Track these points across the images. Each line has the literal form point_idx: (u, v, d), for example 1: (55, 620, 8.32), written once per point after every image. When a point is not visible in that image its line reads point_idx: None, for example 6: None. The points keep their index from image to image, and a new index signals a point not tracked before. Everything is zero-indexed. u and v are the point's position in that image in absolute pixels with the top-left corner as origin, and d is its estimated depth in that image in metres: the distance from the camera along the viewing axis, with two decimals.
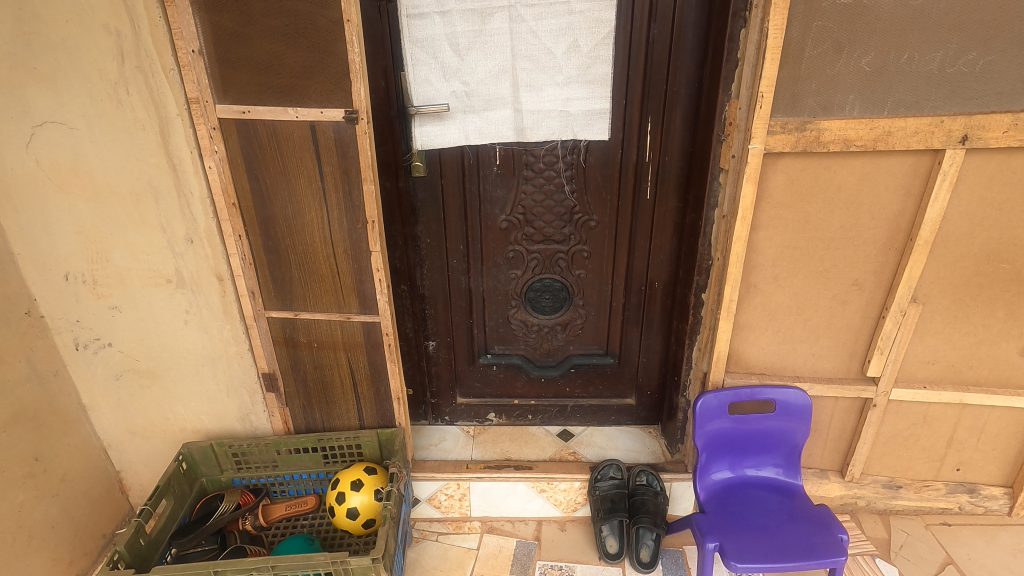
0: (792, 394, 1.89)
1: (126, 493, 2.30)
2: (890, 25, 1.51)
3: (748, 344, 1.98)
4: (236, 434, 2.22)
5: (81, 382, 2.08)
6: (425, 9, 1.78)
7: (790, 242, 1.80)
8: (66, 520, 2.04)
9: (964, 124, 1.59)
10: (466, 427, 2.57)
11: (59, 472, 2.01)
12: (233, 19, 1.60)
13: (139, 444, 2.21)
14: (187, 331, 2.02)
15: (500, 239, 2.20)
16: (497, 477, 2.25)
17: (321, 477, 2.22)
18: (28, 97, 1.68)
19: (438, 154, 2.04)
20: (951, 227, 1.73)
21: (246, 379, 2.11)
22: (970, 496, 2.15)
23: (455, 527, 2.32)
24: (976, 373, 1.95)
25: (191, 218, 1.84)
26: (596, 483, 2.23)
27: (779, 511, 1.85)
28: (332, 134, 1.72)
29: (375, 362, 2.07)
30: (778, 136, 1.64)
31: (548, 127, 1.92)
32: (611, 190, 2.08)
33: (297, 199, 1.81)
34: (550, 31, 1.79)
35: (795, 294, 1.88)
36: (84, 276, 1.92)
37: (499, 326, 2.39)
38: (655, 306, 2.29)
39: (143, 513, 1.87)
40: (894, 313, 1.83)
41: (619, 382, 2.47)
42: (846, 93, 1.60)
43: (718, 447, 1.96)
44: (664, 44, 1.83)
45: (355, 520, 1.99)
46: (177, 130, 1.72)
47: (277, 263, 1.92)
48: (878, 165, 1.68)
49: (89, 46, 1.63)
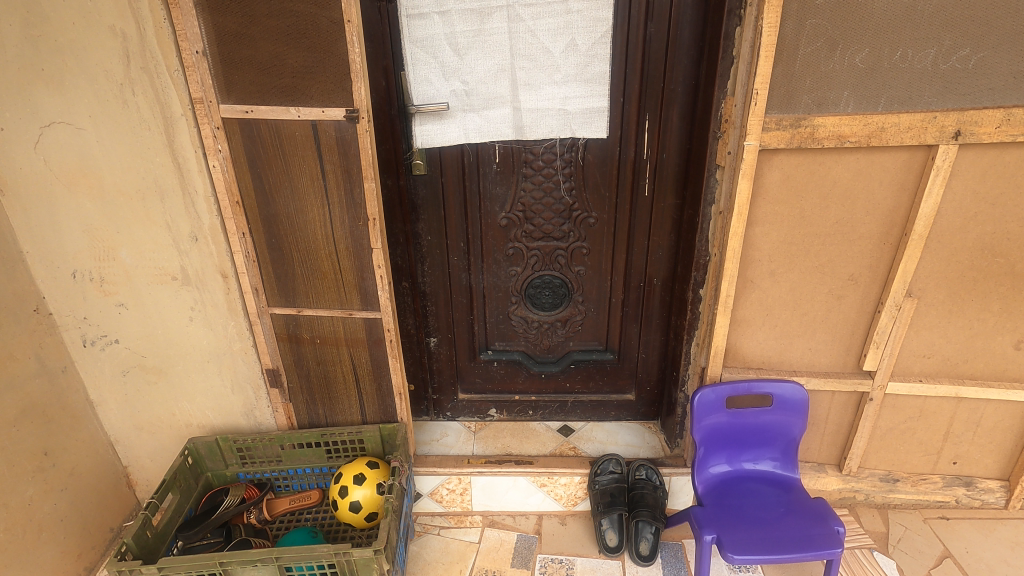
0: (789, 388, 1.92)
1: (133, 487, 2.35)
2: (883, 22, 1.53)
3: (746, 338, 2.00)
4: (240, 430, 2.25)
5: (88, 378, 2.12)
6: (425, 9, 1.82)
7: (786, 237, 1.82)
8: (74, 514, 2.08)
9: (957, 120, 1.60)
10: (468, 422, 2.60)
11: (68, 466, 2.05)
12: (237, 20, 1.63)
13: (145, 439, 2.25)
14: (193, 328, 2.05)
15: (500, 236, 2.23)
16: (497, 471, 2.29)
17: (324, 471, 2.25)
18: (36, 98, 1.71)
19: (438, 153, 2.07)
20: (946, 222, 1.75)
21: (250, 375, 2.14)
22: (967, 489, 2.16)
23: (456, 521, 2.35)
24: (972, 366, 1.96)
25: (196, 216, 1.87)
26: (596, 477, 2.26)
27: (777, 504, 1.88)
28: (333, 133, 1.75)
29: (376, 359, 2.10)
30: (773, 132, 1.66)
31: (547, 125, 1.96)
32: (610, 187, 2.11)
33: (299, 196, 1.84)
34: (548, 30, 1.82)
35: (792, 289, 1.89)
36: (92, 274, 1.95)
37: (499, 322, 2.42)
38: (655, 301, 2.31)
39: (150, 506, 1.90)
40: (890, 307, 1.85)
41: (619, 378, 2.50)
42: (840, 89, 1.61)
43: (716, 441, 1.98)
44: (661, 41, 1.85)
45: (358, 513, 2.02)
46: (181, 130, 1.75)
47: (280, 259, 1.95)
48: (872, 160, 1.70)
49: (96, 48, 1.66)
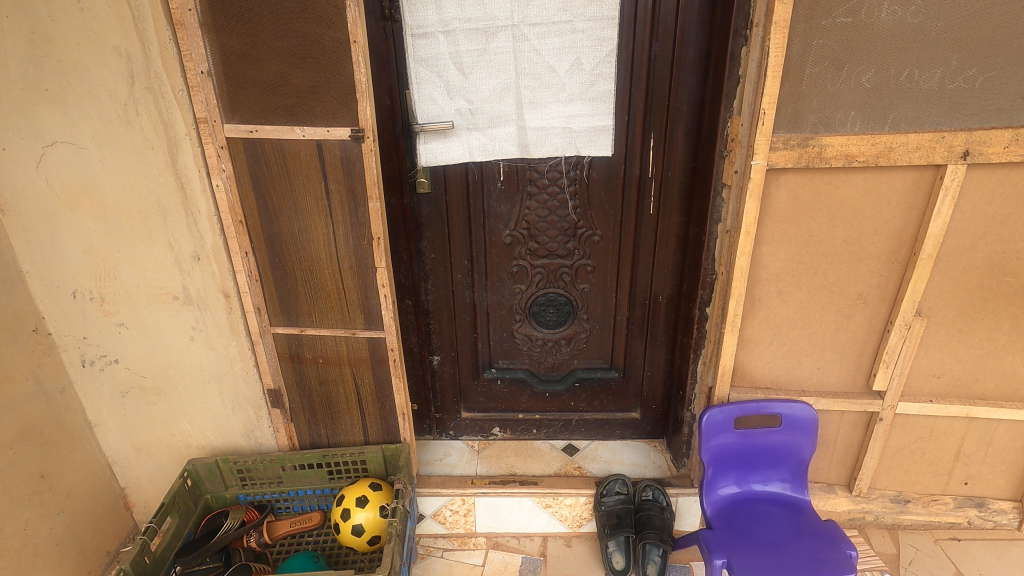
0: (798, 408, 1.89)
1: (130, 510, 2.30)
2: (890, 43, 1.53)
3: (753, 358, 1.98)
4: (241, 450, 2.22)
5: (87, 399, 2.08)
6: (429, 29, 1.81)
7: (793, 256, 1.81)
8: (71, 538, 2.03)
9: (965, 139, 1.60)
10: (471, 441, 2.56)
11: (64, 489, 2.01)
12: (242, 41, 1.63)
13: (143, 460, 2.21)
14: (194, 347, 2.02)
15: (504, 254, 2.21)
16: (502, 492, 2.25)
17: (326, 493, 2.21)
18: (39, 117, 1.70)
19: (443, 171, 2.06)
20: (956, 241, 1.74)
21: (251, 395, 2.11)
22: (979, 510, 2.13)
23: (459, 543, 2.31)
24: (982, 387, 1.94)
25: (198, 235, 1.86)
26: (602, 499, 2.23)
27: (787, 526, 1.85)
28: (338, 152, 1.74)
29: (380, 378, 2.07)
30: (781, 151, 1.65)
31: (552, 143, 1.95)
32: (615, 205, 2.10)
33: (303, 216, 1.82)
34: (553, 49, 1.82)
35: (799, 308, 1.88)
36: (93, 294, 1.93)
37: (503, 340, 2.39)
38: (660, 319, 2.29)
39: (148, 531, 1.86)
40: (899, 326, 1.83)
41: (624, 396, 2.47)
42: (847, 109, 1.61)
43: (724, 461, 1.95)
44: (665, 61, 1.86)
45: (360, 537, 1.98)
46: (185, 150, 1.74)
47: (283, 279, 1.93)
48: (880, 179, 1.69)
49: (101, 68, 1.65)
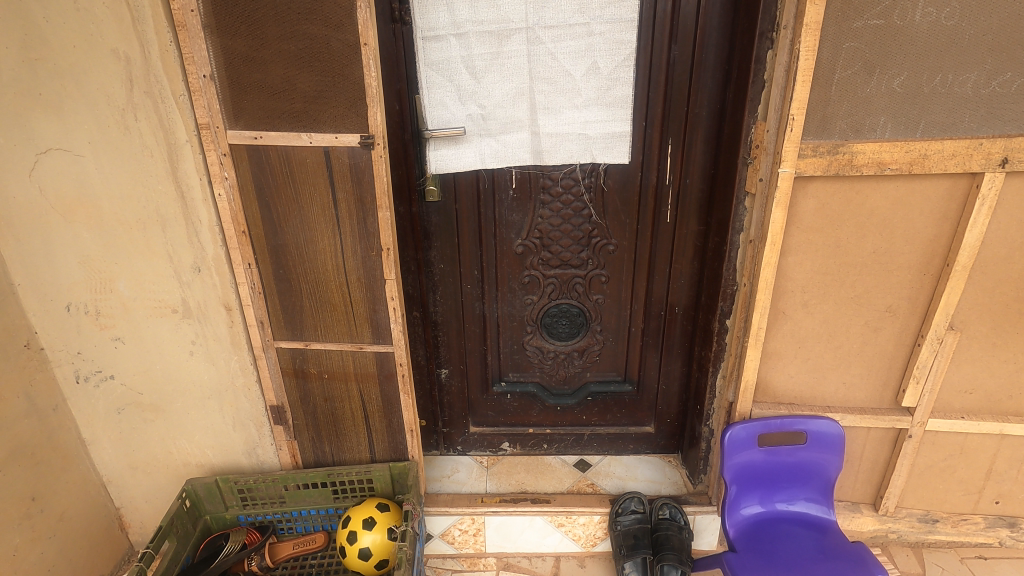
0: (824, 424, 1.81)
1: (126, 530, 2.21)
2: (925, 46, 1.47)
3: (777, 372, 1.90)
4: (242, 469, 2.13)
5: (80, 416, 1.99)
6: (441, 32, 1.74)
7: (820, 267, 1.74)
8: (63, 562, 1.94)
9: (1003, 146, 1.54)
10: (480, 457, 2.48)
11: (57, 511, 1.92)
12: (245, 43, 1.55)
13: (140, 479, 2.12)
14: (193, 362, 1.94)
15: (516, 264, 2.14)
16: (513, 511, 2.17)
17: (331, 513, 2.12)
18: (32, 123, 1.62)
19: (453, 178, 1.99)
20: (990, 252, 1.67)
21: (252, 412, 2.03)
22: (1010, 530, 2.05)
23: (469, 564, 2.22)
24: (1015, 402, 1.87)
25: (199, 246, 1.78)
26: (618, 518, 2.13)
27: (814, 548, 1.77)
28: (346, 160, 1.66)
29: (387, 394, 1.99)
30: (809, 159, 1.59)
31: (566, 149, 1.88)
32: (631, 214, 2.03)
33: (309, 225, 1.75)
34: (568, 53, 1.75)
35: (826, 321, 1.81)
36: (87, 307, 1.84)
37: (513, 352, 2.31)
38: (676, 331, 2.21)
39: (145, 557, 1.75)
40: (931, 340, 1.76)
41: (638, 410, 2.39)
42: (878, 115, 1.55)
43: (747, 480, 1.87)
44: (684, 65, 1.79)
45: (368, 561, 1.89)
46: (186, 157, 1.67)
47: (288, 291, 1.85)
48: (912, 188, 1.62)
49: (98, 72, 1.58)
